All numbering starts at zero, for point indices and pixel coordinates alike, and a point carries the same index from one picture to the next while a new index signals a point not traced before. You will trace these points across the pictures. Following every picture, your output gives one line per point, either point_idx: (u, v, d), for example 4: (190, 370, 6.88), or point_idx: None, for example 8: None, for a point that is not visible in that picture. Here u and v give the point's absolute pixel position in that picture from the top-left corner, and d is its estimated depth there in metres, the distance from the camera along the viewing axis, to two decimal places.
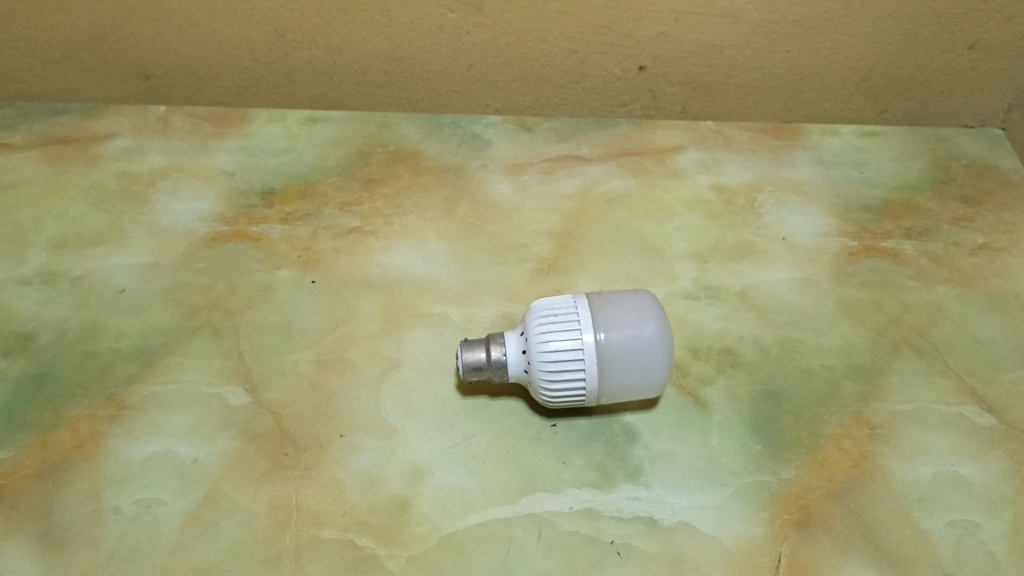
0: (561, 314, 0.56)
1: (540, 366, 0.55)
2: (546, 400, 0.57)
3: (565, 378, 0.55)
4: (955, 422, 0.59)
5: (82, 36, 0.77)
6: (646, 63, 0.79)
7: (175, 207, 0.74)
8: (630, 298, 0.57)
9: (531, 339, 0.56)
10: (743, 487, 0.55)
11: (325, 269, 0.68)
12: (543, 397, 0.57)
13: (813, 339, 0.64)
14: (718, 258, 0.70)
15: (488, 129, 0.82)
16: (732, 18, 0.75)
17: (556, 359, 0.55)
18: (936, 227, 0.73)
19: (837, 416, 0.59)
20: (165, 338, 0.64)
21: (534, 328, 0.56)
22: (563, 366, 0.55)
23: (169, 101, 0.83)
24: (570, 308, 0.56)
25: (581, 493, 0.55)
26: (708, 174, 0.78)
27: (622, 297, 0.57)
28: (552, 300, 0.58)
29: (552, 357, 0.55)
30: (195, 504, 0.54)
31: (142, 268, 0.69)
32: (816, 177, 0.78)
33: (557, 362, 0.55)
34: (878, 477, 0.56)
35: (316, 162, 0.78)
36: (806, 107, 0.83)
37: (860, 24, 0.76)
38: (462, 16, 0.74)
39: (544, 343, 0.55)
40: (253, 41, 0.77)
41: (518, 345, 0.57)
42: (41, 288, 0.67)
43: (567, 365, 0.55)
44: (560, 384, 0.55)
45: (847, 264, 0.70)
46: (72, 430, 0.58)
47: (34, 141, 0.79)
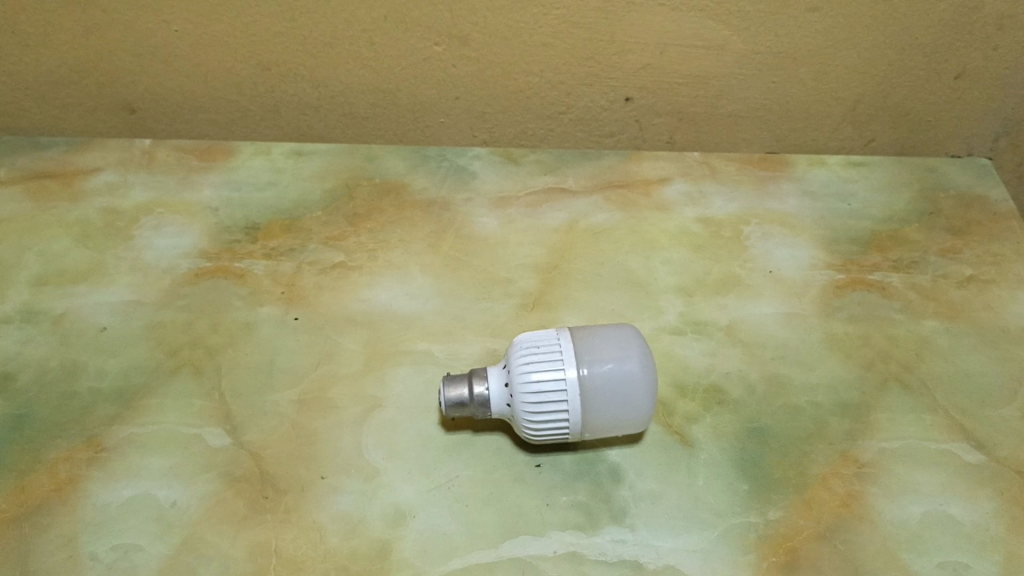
0: (544, 346, 0.56)
1: (523, 399, 0.55)
2: (529, 435, 0.56)
3: (547, 412, 0.54)
4: (943, 460, 0.59)
5: (67, 70, 0.77)
6: (632, 95, 0.79)
7: (158, 243, 0.73)
8: (612, 332, 0.57)
9: (513, 376, 0.55)
10: (729, 529, 0.55)
11: (308, 306, 0.68)
12: (526, 431, 0.56)
13: (800, 375, 0.63)
14: (705, 291, 0.70)
15: (474, 161, 0.82)
16: (718, 49, 0.75)
17: (539, 396, 0.54)
18: (923, 259, 0.73)
19: (824, 454, 0.59)
20: (145, 377, 0.63)
21: (516, 361, 0.56)
22: (546, 399, 0.54)
23: (154, 134, 0.83)
24: (553, 344, 0.56)
25: (566, 536, 0.54)
26: (695, 207, 0.78)
27: (605, 333, 0.57)
28: (535, 334, 0.57)
29: (535, 389, 0.54)
30: (173, 550, 0.53)
31: (124, 306, 0.68)
32: (802, 209, 0.78)
33: (539, 395, 0.54)
34: (865, 516, 0.55)
35: (301, 196, 0.78)
36: (793, 137, 0.83)
37: (846, 54, 0.76)
38: (447, 49, 0.74)
39: (526, 376, 0.54)
40: (238, 74, 0.77)
41: (500, 379, 0.57)
42: (22, 326, 0.66)
43: (549, 397, 0.54)
44: (543, 418, 0.55)
45: (834, 298, 0.69)
46: (49, 473, 0.57)
47: (17, 176, 0.79)
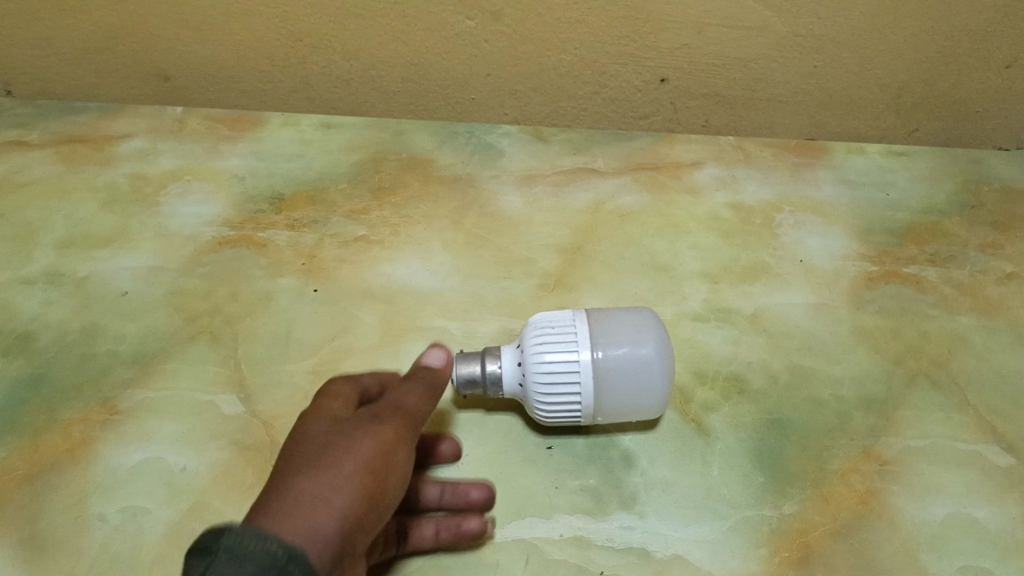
0: (558, 327, 0.54)
1: (534, 380, 0.53)
2: (541, 416, 0.55)
3: (558, 394, 0.53)
4: (971, 461, 0.56)
5: (102, 36, 0.77)
6: (667, 76, 0.76)
7: (184, 210, 0.74)
8: (630, 317, 0.55)
9: (526, 355, 0.54)
10: (742, 521, 0.53)
11: (328, 278, 0.68)
12: (537, 412, 0.55)
13: (825, 367, 0.62)
14: (731, 278, 0.68)
15: (503, 139, 0.81)
16: (757, 31, 0.72)
17: (551, 376, 0.53)
18: (962, 253, 0.71)
19: (845, 449, 0.57)
20: (163, 343, 0.63)
21: (529, 341, 0.54)
22: (558, 380, 0.53)
23: (186, 103, 0.83)
24: (568, 325, 0.54)
25: (573, 520, 0.53)
26: (726, 192, 0.76)
27: (622, 317, 0.55)
28: (550, 315, 0.56)
29: (547, 370, 0.53)
30: (180, 515, 0.53)
31: (146, 271, 0.68)
32: (837, 197, 0.76)
33: (551, 377, 0.53)
34: (885, 515, 0.53)
35: (327, 168, 0.78)
36: (833, 123, 0.80)
37: (891, 38, 0.72)
38: (479, 23, 0.72)
39: (536, 358, 0.53)
40: (269, 44, 0.76)
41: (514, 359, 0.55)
42: (45, 288, 0.67)
43: (562, 379, 0.53)
44: (555, 400, 0.53)
45: (865, 289, 0.67)
46: (63, 433, 0.57)
47: (50, 140, 0.80)
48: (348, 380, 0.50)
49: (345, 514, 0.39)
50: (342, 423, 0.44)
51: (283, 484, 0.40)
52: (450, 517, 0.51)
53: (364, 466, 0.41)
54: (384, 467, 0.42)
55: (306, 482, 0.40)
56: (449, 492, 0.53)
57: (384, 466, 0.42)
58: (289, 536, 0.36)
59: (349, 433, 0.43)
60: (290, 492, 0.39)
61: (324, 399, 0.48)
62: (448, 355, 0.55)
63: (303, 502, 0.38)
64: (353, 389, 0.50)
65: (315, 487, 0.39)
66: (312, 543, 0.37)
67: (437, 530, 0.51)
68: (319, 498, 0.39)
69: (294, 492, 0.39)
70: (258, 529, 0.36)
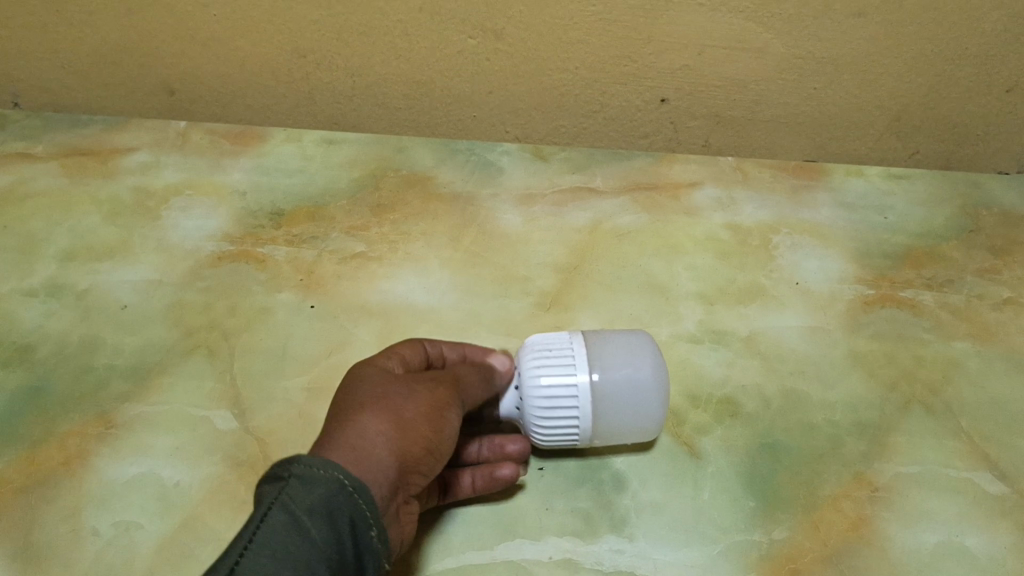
0: (556, 351, 0.54)
1: (533, 404, 0.53)
2: (539, 440, 0.55)
3: (557, 418, 0.53)
4: (962, 488, 0.56)
5: (108, 49, 0.77)
6: (667, 95, 0.76)
7: (185, 224, 0.74)
8: (625, 339, 0.56)
9: (524, 377, 0.54)
10: (731, 545, 0.53)
11: (326, 294, 0.68)
12: (536, 437, 0.54)
13: (819, 391, 0.62)
14: (727, 300, 0.68)
15: (503, 157, 0.81)
16: (758, 52, 0.72)
17: (550, 399, 0.53)
18: (959, 278, 0.71)
19: (837, 474, 0.57)
20: (160, 357, 0.64)
21: (526, 364, 0.54)
22: (557, 404, 0.52)
23: (191, 116, 0.84)
24: (564, 347, 0.54)
25: (563, 542, 0.53)
26: (724, 213, 0.76)
27: (617, 339, 0.56)
28: (546, 337, 0.56)
29: (546, 393, 0.53)
30: (172, 529, 0.54)
31: (145, 285, 0.69)
32: (836, 220, 0.76)
33: (550, 400, 0.53)
34: (875, 542, 0.53)
35: (328, 184, 0.78)
36: (833, 145, 0.80)
37: (892, 61, 0.72)
38: (481, 42, 0.72)
39: (534, 381, 0.53)
40: (273, 60, 0.76)
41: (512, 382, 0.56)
42: (45, 300, 0.67)
43: (561, 402, 0.52)
44: (554, 424, 0.53)
45: (861, 313, 0.67)
46: (59, 446, 0.58)
47: (55, 152, 0.80)
48: (416, 343, 0.55)
49: (400, 458, 0.45)
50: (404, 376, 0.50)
51: (350, 418, 0.45)
52: (484, 466, 0.55)
53: (422, 417, 0.47)
54: (437, 419, 0.48)
55: (371, 421, 0.45)
56: (488, 444, 0.56)
57: (433, 425, 0.48)
58: (355, 469, 0.42)
59: (407, 388, 0.48)
60: (360, 426, 0.44)
61: (385, 354, 0.53)
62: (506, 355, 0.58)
63: (370, 438, 0.44)
64: (417, 350, 0.54)
65: (378, 425, 0.45)
66: (373, 477, 0.43)
67: (473, 478, 0.54)
68: (384, 437, 0.44)
69: (361, 426, 0.45)
70: (328, 459, 0.41)
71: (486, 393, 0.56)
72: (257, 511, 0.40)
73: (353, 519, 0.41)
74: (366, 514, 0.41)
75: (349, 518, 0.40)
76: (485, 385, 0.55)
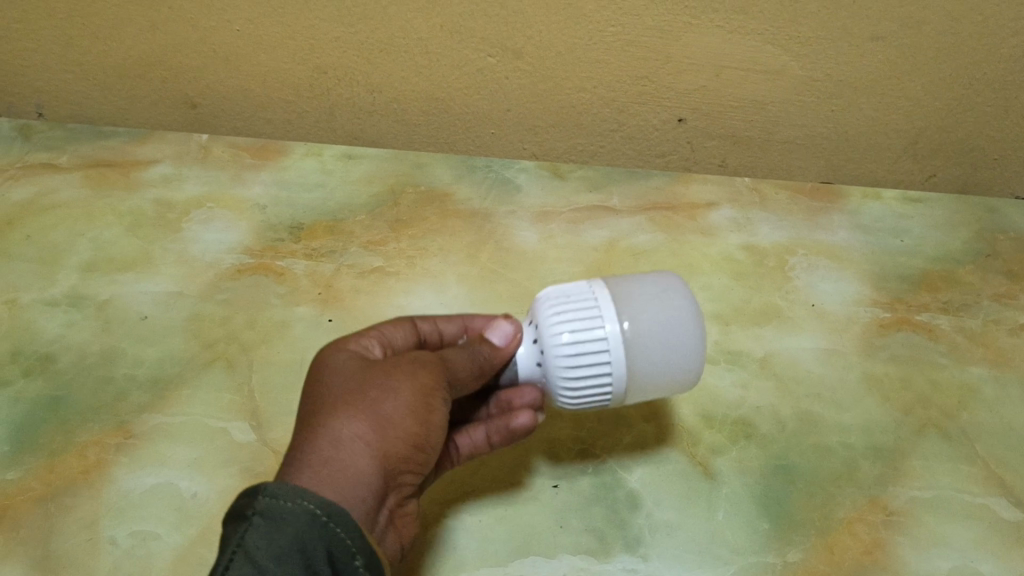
0: (576, 299, 0.51)
1: (558, 362, 0.50)
2: (566, 402, 0.52)
3: (587, 373, 0.50)
4: (978, 513, 0.56)
5: (132, 63, 0.78)
6: (685, 116, 0.77)
7: (205, 236, 0.75)
8: (652, 282, 0.52)
9: (545, 334, 0.51)
10: (745, 567, 0.53)
11: (344, 308, 0.69)
12: (565, 399, 0.51)
13: (834, 414, 0.62)
14: (742, 320, 0.68)
15: (521, 174, 0.82)
16: (775, 74, 0.72)
17: (576, 354, 0.50)
18: (975, 302, 0.71)
19: (851, 498, 0.57)
20: (179, 368, 0.64)
21: (547, 317, 0.51)
22: (584, 359, 0.49)
23: (212, 130, 0.85)
24: (587, 296, 0.51)
25: (576, 560, 0.53)
26: (740, 234, 0.76)
27: (646, 282, 0.52)
28: (566, 287, 0.53)
29: (571, 348, 0.49)
30: (189, 540, 0.54)
31: (166, 296, 0.70)
32: (852, 242, 0.76)
33: (576, 356, 0.50)
34: (890, 567, 0.53)
35: (347, 199, 0.79)
36: (850, 168, 0.81)
37: (909, 84, 0.73)
38: (501, 61, 0.73)
39: (560, 333, 0.50)
40: (294, 76, 0.77)
41: (530, 340, 0.53)
42: (67, 310, 0.68)
43: (589, 357, 0.49)
44: (583, 380, 0.50)
45: (878, 336, 0.67)
46: (79, 455, 0.58)
47: (78, 163, 0.82)
48: (404, 321, 0.53)
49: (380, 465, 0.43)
50: (391, 360, 0.48)
51: (326, 419, 0.43)
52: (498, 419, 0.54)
53: (407, 416, 0.45)
54: (425, 414, 0.46)
55: (348, 425, 0.43)
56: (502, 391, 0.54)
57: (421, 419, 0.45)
58: (329, 491, 0.41)
59: (394, 376, 0.46)
60: (334, 434, 0.43)
61: (373, 336, 0.50)
62: (513, 320, 0.54)
63: (345, 450, 0.42)
64: (407, 330, 0.52)
65: (355, 429, 0.43)
66: (349, 494, 0.42)
67: (489, 433, 0.54)
68: (361, 443, 0.43)
69: (335, 434, 0.43)
70: (295, 485, 0.40)
71: (491, 372, 0.52)
72: (223, 555, 0.39)
73: (330, 549, 0.40)
74: (344, 540, 0.40)
75: (325, 548, 0.39)
76: (486, 367, 0.51)
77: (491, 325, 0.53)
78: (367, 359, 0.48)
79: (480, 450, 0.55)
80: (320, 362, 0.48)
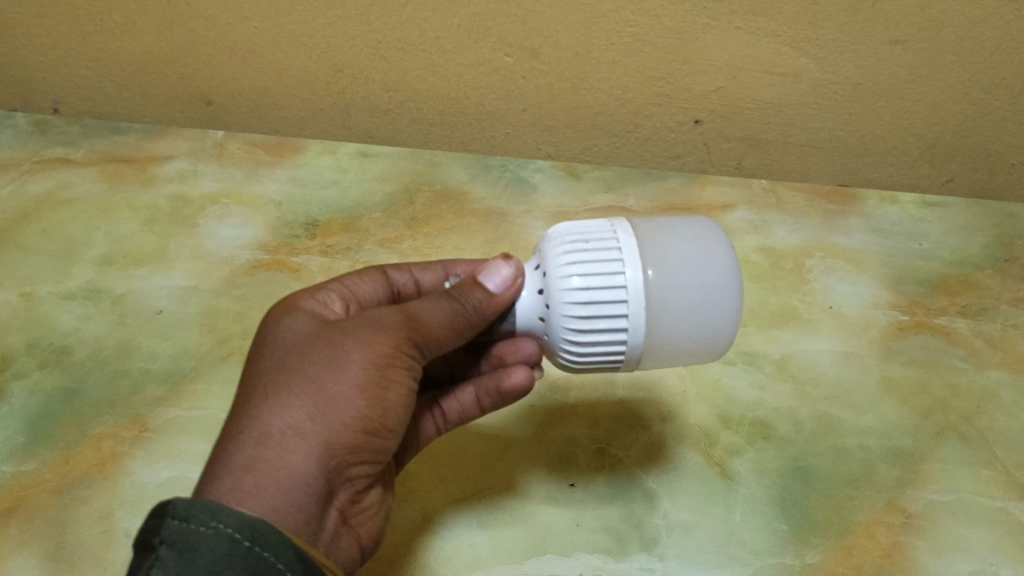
0: (593, 241, 0.47)
1: (569, 312, 0.46)
2: (573, 358, 0.47)
3: (600, 326, 0.45)
4: (997, 518, 0.56)
5: (149, 59, 0.78)
6: (701, 117, 0.76)
7: (220, 232, 0.75)
8: (684, 230, 0.48)
9: (556, 280, 0.46)
10: (763, 568, 0.53)
11: None
12: (573, 354, 0.47)
13: (852, 417, 0.61)
14: (759, 322, 0.68)
15: (536, 174, 0.82)
16: (793, 77, 0.72)
17: (589, 305, 0.45)
18: (994, 306, 0.70)
19: (869, 500, 0.56)
20: (195, 362, 0.64)
21: (558, 262, 0.47)
22: (599, 310, 0.45)
23: (227, 126, 0.85)
24: (608, 240, 0.47)
25: (593, 559, 0.53)
26: (757, 236, 0.76)
27: (676, 229, 0.48)
28: (583, 228, 0.48)
29: (585, 298, 0.45)
30: None
31: (181, 291, 0.70)
32: (869, 246, 0.76)
33: (590, 306, 0.45)
34: (909, 570, 0.53)
35: (362, 197, 0.79)
36: (866, 171, 0.80)
37: (928, 88, 0.72)
38: (518, 60, 0.73)
39: (571, 280, 0.45)
40: (311, 74, 0.77)
41: (533, 286, 0.49)
42: (83, 303, 0.68)
43: (603, 309, 0.45)
44: (596, 335, 0.46)
45: (896, 339, 0.67)
46: (94, 448, 0.58)
47: (95, 159, 0.82)
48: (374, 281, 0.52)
49: (321, 454, 0.40)
50: (339, 328, 0.44)
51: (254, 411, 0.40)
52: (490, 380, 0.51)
53: (353, 392, 0.41)
54: (378, 386, 0.42)
55: (278, 415, 0.40)
56: (498, 344, 0.51)
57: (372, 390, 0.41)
58: (252, 503, 0.37)
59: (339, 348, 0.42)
60: (263, 429, 0.39)
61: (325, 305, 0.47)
62: (513, 261, 0.48)
63: (274, 448, 0.39)
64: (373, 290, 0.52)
65: (287, 418, 0.40)
66: (283, 496, 0.38)
67: (478, 394, 0.52)
68: (295, 435, 0.39)
69: (265, 427, 0.39)
70: (209, 504, 0.36)
71: (486, 321, 0.47)
72: None
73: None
74: (275, 564, 0.36)
75: (254, 571, 0.35)
76: (470, 319, 0.46)
77: (488, 266, 0.48)
78: (320, 324, 0.45)
79: (470, 413, 0.52)
80: (272, 329, 0.45)
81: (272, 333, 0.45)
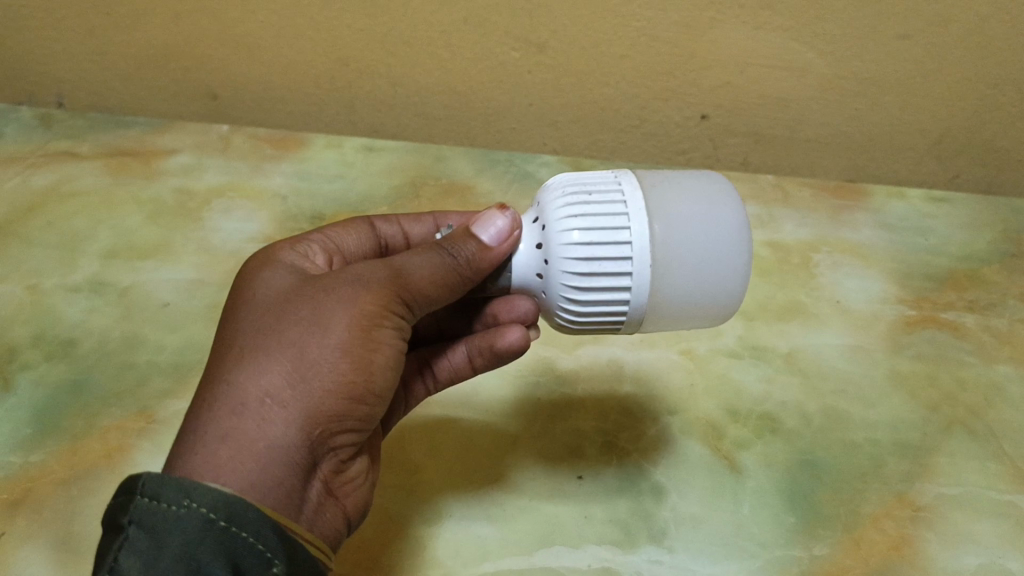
0: (595, 194, 0.45)
1: (569, 267, 0.44)
2: (573, 315, 0.46)
3: (601, 282, 0.44)
4: (1006, 511, 0.56)
5: (154, 53, 0.78)
6: (707, 112, 0.76)
7: (226, 225, 0.75)
8: (691, 183, 0.46)
9: (555, 233, 0.45)
10: (772, 561, 0.52)
11: None
12: (573, 310, 0.46)
13: (860, 411, 0.61)
14: (766, 317, 0.68)
15: (542, 169, 0.82)
16: (800, 71, 0.72)
17: (590, 259, 0.44)
18: (1001, 301, 0.70)
19: (878, 494, 0.56)
20: (201, 354, 0.64)
21: (557, 214, 0.45)
22: (600, 265, 0.43)
23: (231, 121, 0.84)
24: (611, 191, 0.45)
25: (601, 551, 0.53)
26: (764, 230, 0.76)
27: (683, 182, 0.46)
28: (586, 179, 0.46)
29: (586, 252, 0.43)
30: None
31: (187, 284, 0.70)
32: (876, 242, 0.76)
33: (590, 261, 0.44)
34: (918, 562, 0.53)
35: (368, 191, 0.79)
36: (872, 167, 0.80)
37: (935, 83, 0.72)
38: (524, 55, 0.73)
39: (571, 233, 0.44)
40: (316, 68, 0.77)
41: (531, 242, 0.47)
42: (89, 296, 0.68)
43: (605, 264, 0.43)
44: (597, 291, 0.44)
45: (903, 333, 0.67)
46: (101, 439, 0.58)
47: (100, 152, 0.82)
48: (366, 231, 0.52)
49: (303, 420, 0.39)
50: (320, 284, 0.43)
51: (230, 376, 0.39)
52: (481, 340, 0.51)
53: (335, 355, 0.40)
54: (363, 346, 0.41)
55: (254, 381, 0.39)
56: (492, 302, 0.51)
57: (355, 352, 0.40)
58: (227, 478, 0.37)
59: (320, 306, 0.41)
60: (239, 398, 0.38)
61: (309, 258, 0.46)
62: (509, 213, 0.47)
63: (251, 417, 0.38)
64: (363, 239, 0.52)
65: (264, 384, 0.39)
66: (263, 469, 0.38)
67: (469, 354, 0.51)
68: (274, 403, 0.38)
69: (242, 395, 0.39)
70: (181, 483, 0.36)
71: (480, 275, 0.46)
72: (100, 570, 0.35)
73: (230, 556, 0.36)
74: (250, 543, 0.36)
75: (224, 556, 0.35)
76: (461, 272, 0.45)
77: (483, 216, 0.46)
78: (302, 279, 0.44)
79: (461, 372, 0.52)
80: (251, 285, 0.44)
81: (251, 292, 0.44)
